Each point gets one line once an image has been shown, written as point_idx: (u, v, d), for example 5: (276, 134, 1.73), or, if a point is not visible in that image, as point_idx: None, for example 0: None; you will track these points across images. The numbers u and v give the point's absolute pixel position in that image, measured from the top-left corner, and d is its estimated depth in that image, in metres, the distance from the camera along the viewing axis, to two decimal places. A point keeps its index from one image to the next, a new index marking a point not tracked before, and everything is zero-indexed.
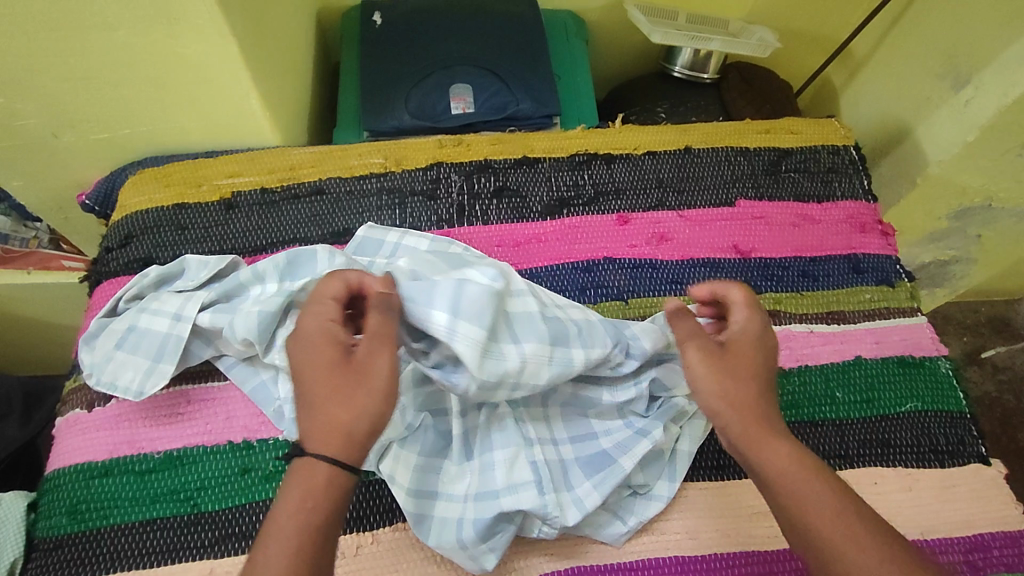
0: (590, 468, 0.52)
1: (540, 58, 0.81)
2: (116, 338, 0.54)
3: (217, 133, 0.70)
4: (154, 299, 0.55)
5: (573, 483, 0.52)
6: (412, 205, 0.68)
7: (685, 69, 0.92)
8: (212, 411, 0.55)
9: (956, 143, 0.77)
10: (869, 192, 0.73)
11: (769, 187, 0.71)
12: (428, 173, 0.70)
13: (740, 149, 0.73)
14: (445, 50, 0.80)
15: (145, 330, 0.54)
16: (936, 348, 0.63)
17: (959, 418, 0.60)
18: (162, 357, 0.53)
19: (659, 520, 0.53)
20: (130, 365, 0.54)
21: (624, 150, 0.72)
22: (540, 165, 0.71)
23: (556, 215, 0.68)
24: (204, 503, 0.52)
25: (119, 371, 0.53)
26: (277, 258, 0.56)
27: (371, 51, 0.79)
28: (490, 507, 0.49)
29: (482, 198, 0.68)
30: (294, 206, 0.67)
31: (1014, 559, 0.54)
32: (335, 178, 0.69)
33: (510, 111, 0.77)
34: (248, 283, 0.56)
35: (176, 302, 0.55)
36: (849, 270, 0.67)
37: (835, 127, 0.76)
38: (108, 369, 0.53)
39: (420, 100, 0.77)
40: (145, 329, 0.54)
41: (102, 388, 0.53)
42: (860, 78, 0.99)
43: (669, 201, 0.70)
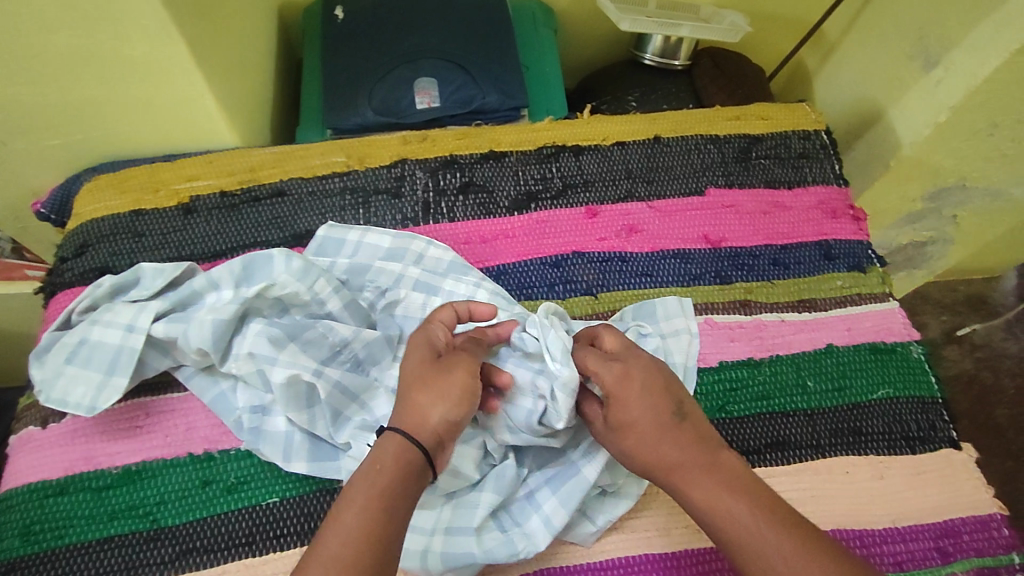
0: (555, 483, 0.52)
1: (505, 49, 0.79)
2: (66, 354, 0.52)
3: (174, 136, 0.68)
4: (105, 311, 0.53)
5: (540, 501, 0.51)
6: (376, 204, 0.66)
7: (655, 56, 0.90)
8: (172, 423, 0.54)
9: (928, 125, 0.77)
10: (840, 176, 0.72)
11: (739, 175, 0.70)
12: (392, 170, 0.68)
13: (710, 136, 0.72)
14: (408, 44, 0.78)
15: (98, 342, 0.52)
16: (907, 333, 0.63)
17: (930, 403, 0.60)
18: (115, 370, 0.52)
19: (629, 518, 0.53)
20: (81, 381, 0.52)
21: (593, 142, 0.71)
22: (507, 159, 0.69)
23: (523, 210, 0.67)
24: (165, 518, 0.51)
25: (70, 387, 0.52)
26: (233, 264, 0.54)
27: (333, 46, 0.77)
28: (462, 545, 0.49)
29: (448, 195, 0.67)
30: (254, 209, 0.66)
31: (984, 543, 0.54)
32: (296, 178, 0.67)
33: (476, 104, 0.75)
34: (204, 291, 0.54)
35: (127, 313, 0.52)
36: (821, 256, 0.66)
37: (806, 112, 0.75)
38: (58, 386, 0.51)
39: (384, 95, 0.75)
40: (95, 342, 0.52)
41: (53, 406, 0.51)
42: (833, 60, 0.98)
43: (638, 192, 0.69)
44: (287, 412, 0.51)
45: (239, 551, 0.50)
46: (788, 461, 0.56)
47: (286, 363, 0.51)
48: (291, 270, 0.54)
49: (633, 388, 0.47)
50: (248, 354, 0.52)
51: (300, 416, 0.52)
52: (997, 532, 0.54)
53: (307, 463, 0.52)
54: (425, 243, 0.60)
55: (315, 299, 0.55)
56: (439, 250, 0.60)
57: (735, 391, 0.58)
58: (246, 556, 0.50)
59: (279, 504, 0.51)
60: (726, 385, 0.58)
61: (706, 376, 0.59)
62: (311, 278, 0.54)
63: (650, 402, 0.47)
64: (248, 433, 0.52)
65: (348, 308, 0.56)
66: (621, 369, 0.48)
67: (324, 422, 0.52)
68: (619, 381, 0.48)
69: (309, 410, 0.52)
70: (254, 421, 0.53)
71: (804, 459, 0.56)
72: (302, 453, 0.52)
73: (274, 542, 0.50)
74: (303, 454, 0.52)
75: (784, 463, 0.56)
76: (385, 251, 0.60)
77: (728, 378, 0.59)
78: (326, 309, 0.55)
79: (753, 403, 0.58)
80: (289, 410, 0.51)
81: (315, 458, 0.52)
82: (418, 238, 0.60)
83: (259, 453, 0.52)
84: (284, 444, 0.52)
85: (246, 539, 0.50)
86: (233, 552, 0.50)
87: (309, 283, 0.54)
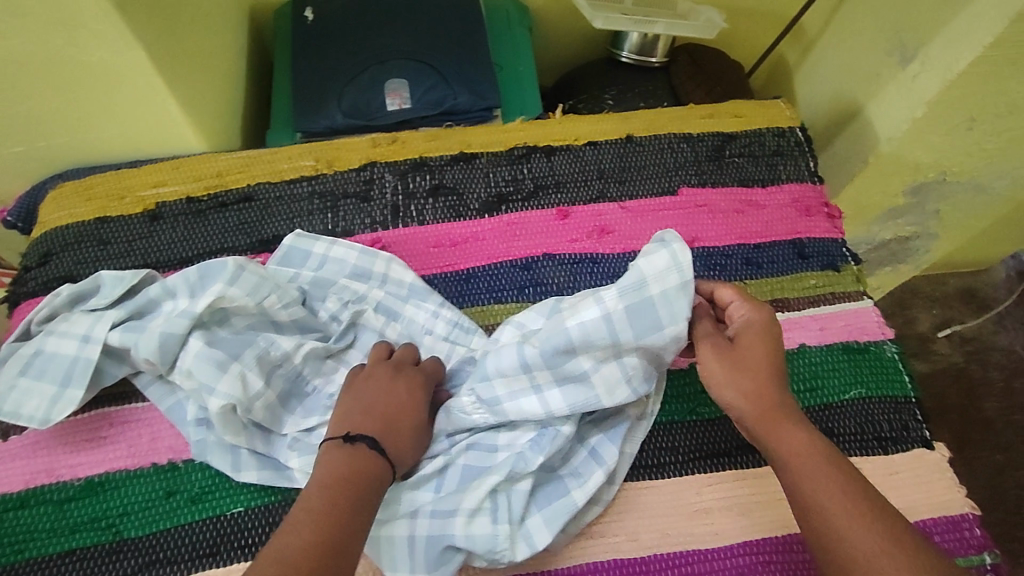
0: (542, 502, 0.51)
1: (478, 48, 0.78)
2: (21, 365, 0.51)
3: (140, 142, 0.67)
4: (61, 321, 0.53)
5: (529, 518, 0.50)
6: (345, 208, 0.66)
7: (632, 54, 0.89)
8: (136, 433, 0.54)
9: (905, 121, 0.76)
10: (815, 173, 0.71)
11: (712, 174, 0.69)
12: (361, 173, 0.67)
13: (683, 135, 0.71)
14: (379, 44, 0.77)
15: (53, 353, 0.52)
16: (881, 332, 0.62)
17: (903, 403, 0.59)
18: (69, 382, 0.51)
19: (597, 524, 0.53)
20: (35, 393, 0.51)
21: (564, 142, 0.70)
22: (477, 160, 0.69)
23: (494, 212, 0.66)
24: (128, 530, 0.50)
25: (24, 400, 0.51)
26: (190, 273, 0.54)
27: (303, 47, 0.76)
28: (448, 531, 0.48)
29: (418, 198, 0.67)
30: (222, 215, 0.65)
31: (955, 544, 0.53)
32: (264, 183, 0.67)
33: (447, 105, 0.75)
34: (160, 299, 0.54)
35: (83, 323, 0.52)
36: (794, 255, 0.66)
37: (780, 109, 0.74)
38: (12, 398, 0.51)
39: (353, 97, 0.74)
40: (49, 353, 0.51)
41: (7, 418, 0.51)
42: (812, 55, 0.97)
43: (610, 192, 0.68)
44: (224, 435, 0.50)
45: (202, 562, 0.49)
46: (757, 463, 0.56)
47: (225, 391, 0.50)
48: (241, 285, 0.54)
49: (773, 334, 0.51)
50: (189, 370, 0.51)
51: (238, 436, 0.51)
52: (969, 532, 0.54)
53: (258, 472, 0.51)
54: (386, 260, 0.60)
55: (265, 315, 0.55)
56: (402, 271, 0.59)
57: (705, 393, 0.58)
58: (209, 566, 0.49)
59: (243, 514, 0.51)
60: (695, 388, 0.58)
61: (676, 378, 0.58)
62: (262, 294, 0.55)
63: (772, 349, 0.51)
64: (194, 446, 0.52)
65: (297, 324, 0.57)
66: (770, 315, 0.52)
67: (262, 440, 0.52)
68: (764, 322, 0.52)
69: (246, 430, 0.52)
70: (201, 433, 0.52)
71: None
72: (253, 463, 0.52)
73: (237, 552, 0.50)
74: (253, 464, 0.52)
75: (755, 466, 0.55)
76: (351, 268, 0.59)
77: (698, 380, 0.59)
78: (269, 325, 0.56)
79: None
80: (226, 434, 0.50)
81: (265, 467, 0.52)
82: (380, 256, 0.60)
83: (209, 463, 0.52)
84: (228, 461, 0.51)
85: (210, 550, 0.50)
86: (197, 562, 0.49)
87: (259, 298, 0.55)
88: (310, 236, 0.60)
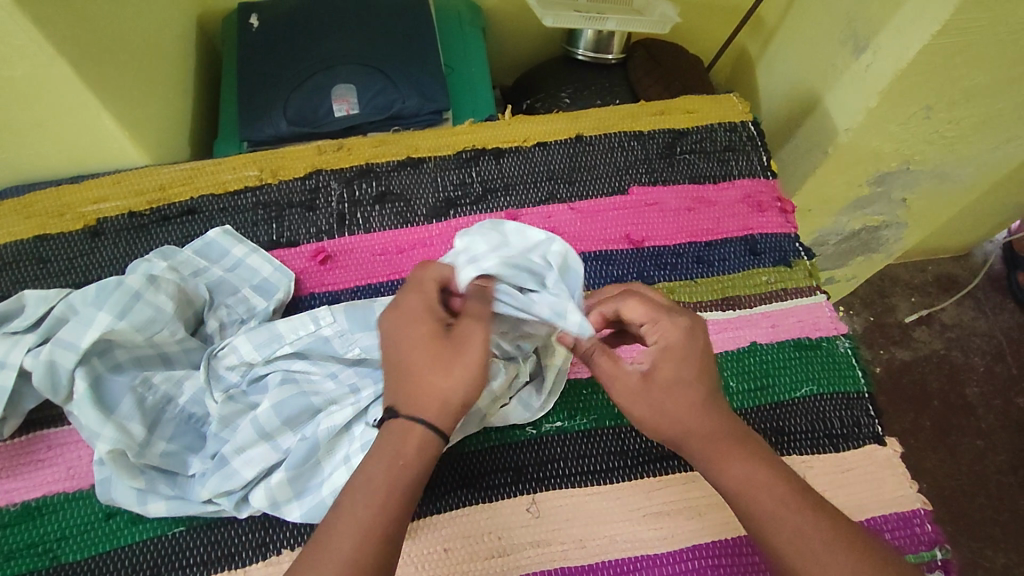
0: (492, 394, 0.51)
1: (427, 50, 0.77)
2: None
3: (80, 156, 0.66)
4: None
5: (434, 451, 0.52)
6: (290, 217, 0.65)
7: (588, 51, 0.89)
8: (75, 454, 0.53)
9: (860, 111, 0.76)
10: (767, 168, 0.70)
11: (663, 171, 0.69)
12: (307, 182, 0.66)
13: (634, 133, 0.70)
14: (326, 50, 0.76)
15: None
16: (833, 327, 0.62)
17: (855, 399, 0.58)
18: None
19: (544, 532, 0.52)
20: None
21: (513, 143, 0.69)
22: (425, 165, 0.68)
23: (441, 217, 0.66)
24: (66, 554, 0.49)
25: None
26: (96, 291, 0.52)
27: (248, 55, 0.75)
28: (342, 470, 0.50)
29: (364, 205, 0.66)
30: (164, 228, 0.64)
31: (905, 540, 0.53)
32: (207, 195, 0.66)
33: (395, 109, 0.74)
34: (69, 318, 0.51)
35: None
36: (746, 252, 0.65)
37: (733, 103, 0.73)
38: None
39: (299, 104, 0.73)
40: None
41: None
42: (772, 47, 0.96)
43: (560, 193, 0.67)
44: (121, 474, 0.48)
45: None
46: None
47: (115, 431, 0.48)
48: (133, 319, 0.51)
49: (691, 355, 0.46)
50: (84, 404, 0.48)
51: (135, 477, 0.49)
52: (921, 528, 0.53)
53: (162, 508, 0.49)
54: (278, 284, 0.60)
55: (156, 350, 0.53)
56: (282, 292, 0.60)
57: None
58: None
59: (184, 533, 0.50)
60: None
61: None
62: (154, 329, 0.52)
63: (701, 364, 0.46)
64: (99, 485, 0.49)
65: (188, 355, 0.55)
66: (687, 326, 0.47)
67: (164, 480, 0.50)
68: (682, 334, 0.46)
69: (145, 472, 0.49)
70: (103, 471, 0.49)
71: None
72: (156, 499, 0.49)
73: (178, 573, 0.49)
74: (157, 501, 0.49)
75: None
76: (251, 286, 0.60)
77: None
78: (171, 354, 0.54)
79: None
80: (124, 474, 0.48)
81: (168, 505, 0.49)
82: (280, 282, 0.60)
83: (112, 502, 0.49)
84: (134, 500, 0.49)
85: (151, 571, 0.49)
86: None
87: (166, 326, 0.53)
88: (222, 245, 0.62)
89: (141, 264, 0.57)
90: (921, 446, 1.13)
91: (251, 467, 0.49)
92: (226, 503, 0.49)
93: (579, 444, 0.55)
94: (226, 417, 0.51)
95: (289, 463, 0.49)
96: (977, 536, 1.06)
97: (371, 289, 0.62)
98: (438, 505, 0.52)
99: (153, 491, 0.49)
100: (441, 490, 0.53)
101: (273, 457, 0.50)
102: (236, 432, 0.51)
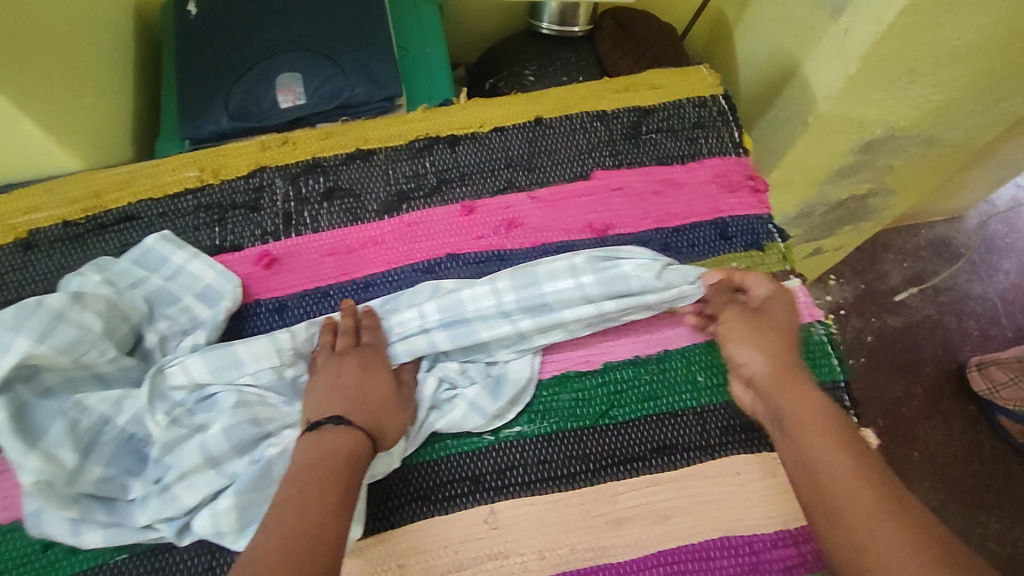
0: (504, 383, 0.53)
1: (377, 32, 0.72)
2: None
3: (8, 164, 0.62)
4: None
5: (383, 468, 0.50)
6: (234, 219, 0.61)
7: (553, 24, 0.83)
8: (11, 483, 0.50)
9: (839, 77, 0.71)
10: (739, 144, 0.66)
11: (628, 153, 0.65)
12: (250, 180, 0.63)
13: (597, 113, 0.66)
14: (269, 37, 0.71)
15: None
16: (808, 313, 0.59)
17: (831, 388, 0.56)
18: None
19: (504, 543, 0.50)
20: None
21: (468, 129, 0.65)
22: (375, 157, 0.64)
23: (393, 213, 0.62)
24: None
25: None
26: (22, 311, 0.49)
27: (186, 46, 0.71)
28: None
29: (311, 203, 0.62)
30: (101, 237, 0.61)
31: None
32: (146, 200, 0.62)
33: (343, 97, 0.69)
34: None
35: None
36: (716, 236, 0.62)
37: (702, 76, 0.69)
38: None
39: (242, 96, 0.69)
40: None
41: None
42: (749, 10, 0.91)
43: (519, 181, 0.63)
44: (51, 505, 0.45)
45: None
46: (674, 467, 0.53)
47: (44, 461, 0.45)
48: (55, 340, 0.48)
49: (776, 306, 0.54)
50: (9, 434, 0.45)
51: (67, 506, 0.46)
52: None
53: (97, 539, 0.46)
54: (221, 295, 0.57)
55: (88, 370, 0.50)
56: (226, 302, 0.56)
57: (620, 393, 0.55)
58: None
59: (128, 561, 0.48)
60: (610, 388, 0.55)
61: (590, 380, 0.55)
62: (81, 349, 0.49)
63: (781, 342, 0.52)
64: (29, 517, 0.46)
65: (125, 374, 0.52)
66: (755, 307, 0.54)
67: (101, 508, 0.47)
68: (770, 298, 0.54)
69: (80, 501, 0.47)
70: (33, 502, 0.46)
71: (693, 463, 0.53)
72: (91, 530, 0.47)
73: None
74: (91, 531, 0.47)
75: (670, 468, 0.53)
76: (193, 298, 0.56)
77: (613, 380, 0.55)
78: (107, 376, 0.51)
79: (640, 405, 0.55)
80: (54, 504, 0.45)
81: (104, 534, 0.47)
82: (223, 291, 0.57)
83: (44, 533, 0.46)
84: (66, 532, 0.46)
85: None
86: None
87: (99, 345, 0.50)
88: (163, 250, 0.58)
89: (74, 279, 0.54)
90: (914, 415, 1.11)
91: (193, 493, 0.47)
92: (167, 530, 0.47)
93: (539, 448, 0.53)
94: (167, 443, 0.48)
95: (234, 490, 0.47)
96: (971, 503, 1.05)
97: (320, 292, 0.59)
98: (392, 520, 0.50)
99: (88, 520, 0.47)
100: (395, 503, 0.51)
101: (218, 483, 0.47)
102: (179, 457, 0.48)
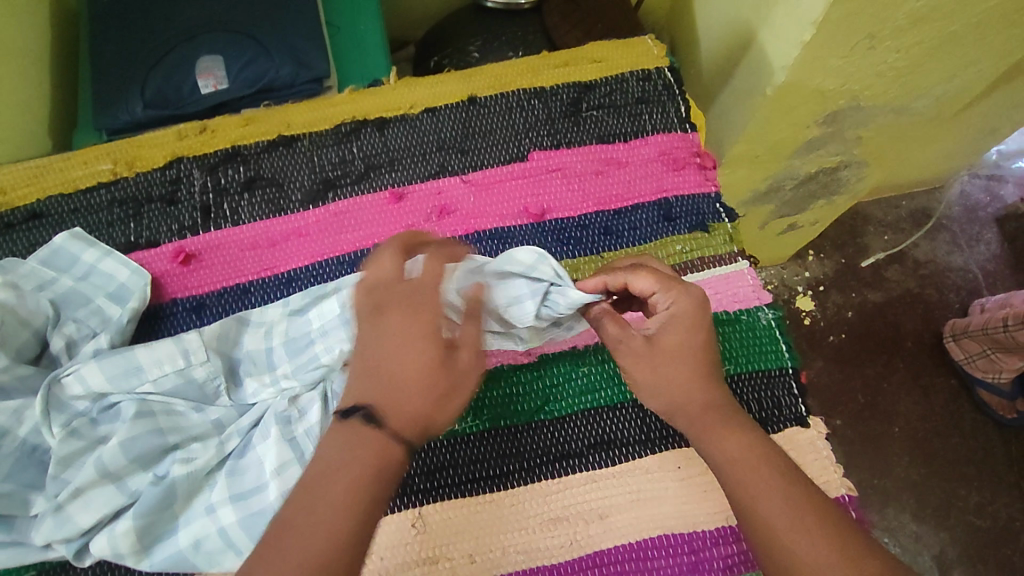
0: None
1: (303, 10, 0.68)
2: None
3: None
4: None
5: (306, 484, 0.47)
6: (149, 214, 0.58)
7: None
8: None
9: (795, 45, 0.67)
10: (686, 119, 0.63)
11: (567, 132, 0.61)
12: (167, 172, 0.59)
13: (535, 90, 0.62)
14: (187, 17, 0.67)
15: None
16: (755, 297, 0.56)
17: (778, 376, 0.54)
18: None
19: (433, 547, 0.48)
20: None
21: (398, 111, 0.62)
22: (299, 143, 0.60)
23: (319, 202, 0.59)
24: None
25: None
26: None
27: (99, 30, 0.66)
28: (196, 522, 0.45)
29: (231, 194, 0.59)
30: (7, 237, 0.57)
31: None
32: (55, 196, 0.58)
33: (268, 80, 0.65)
34: None
35: None
36: (659, 218, 0.59)
37: (648, 47, 0.65)
38: None
39: (160, 83, 0.65)
40: None
41: None
42: None
43: (452, 165, 0.60)
44: None
45: None
46: (611, 463, 0.50)
47: None
48: None
49: (706, 314, 0.46)
50: None
51: None
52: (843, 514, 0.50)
53: None
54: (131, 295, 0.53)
55: None
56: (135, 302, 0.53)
57: (557, 387, 0.52)
58: None
59: None
60: (545, 382, 0.52)
61: (525, 374, 0.52)
62: None
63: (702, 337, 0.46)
64: None
65: (24, 383, 0.49)
66: (699, 297, 0.46)
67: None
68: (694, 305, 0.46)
69: None
70: None
71: (631, 459, 0.50)
72: None
73: None
74: None
75: (608, 465, 0.50)
76: (101, 300, 0.53)
77: (550, 374, 0.53)
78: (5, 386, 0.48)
79: (577, 399, 0.52)
80: None
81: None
82: (132, 292, 0.53)
83: None
84: None
85: None
86: None
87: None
88: (71, 248, 0.55)
89: None
90: (893, 390, 1.09)
91: (89, 513, 0.44)
92: (64, 551, 0.45)
93: (470, 448, 0.50)
94: (66, 458, 0.46)
95: (136, 510, 0.45)
96: (949, 477, 1.03)
97: (241, 289, 0.56)
98: None
99: None
100: None
101: (120, 500, 0.45)
102: (77, 473, 0.45)
